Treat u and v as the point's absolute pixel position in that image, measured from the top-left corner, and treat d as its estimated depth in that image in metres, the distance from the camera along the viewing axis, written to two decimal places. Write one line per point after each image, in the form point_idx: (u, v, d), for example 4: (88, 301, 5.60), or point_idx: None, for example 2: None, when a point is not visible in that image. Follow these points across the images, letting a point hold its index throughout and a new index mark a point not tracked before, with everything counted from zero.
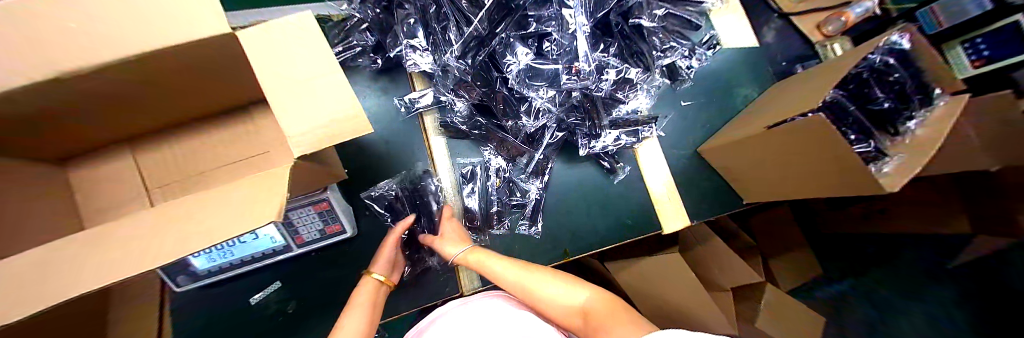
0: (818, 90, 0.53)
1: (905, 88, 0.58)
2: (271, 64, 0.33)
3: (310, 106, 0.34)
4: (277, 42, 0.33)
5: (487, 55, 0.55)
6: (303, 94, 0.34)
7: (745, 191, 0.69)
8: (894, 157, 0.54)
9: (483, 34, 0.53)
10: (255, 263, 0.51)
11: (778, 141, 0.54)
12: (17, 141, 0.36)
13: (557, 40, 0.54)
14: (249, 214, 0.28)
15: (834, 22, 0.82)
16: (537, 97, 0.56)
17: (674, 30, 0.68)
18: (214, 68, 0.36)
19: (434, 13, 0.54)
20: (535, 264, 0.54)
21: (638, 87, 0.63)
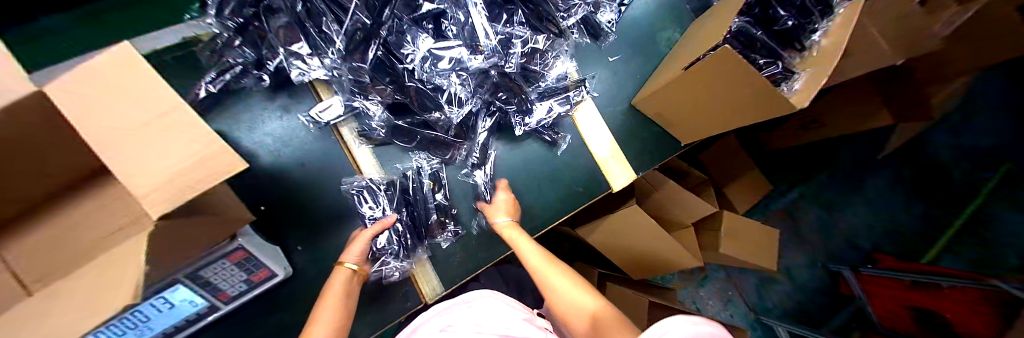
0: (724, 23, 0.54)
1: (805, 2, 0.60)
2: (90, 104, 0.23)
3: (165, 150, 0.24)
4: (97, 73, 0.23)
5: (382, 48, 0.50)
6: (151, 137, 0.25)
7: (683, 134, 0.71)
8: (803, 72, 0.56)
9: (368, 25, 0.47)
10: (180, 333, 0.46)
11: (698, 80, 0.55)
12: None
13: (454, 17, 0.51)
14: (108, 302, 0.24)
15: None
16: (450, 84, 0.53)
17: None
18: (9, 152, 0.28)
19: (308, 11, 0.47)
20: (559, 262, 0.54)
21: (555, 53, 0.61)
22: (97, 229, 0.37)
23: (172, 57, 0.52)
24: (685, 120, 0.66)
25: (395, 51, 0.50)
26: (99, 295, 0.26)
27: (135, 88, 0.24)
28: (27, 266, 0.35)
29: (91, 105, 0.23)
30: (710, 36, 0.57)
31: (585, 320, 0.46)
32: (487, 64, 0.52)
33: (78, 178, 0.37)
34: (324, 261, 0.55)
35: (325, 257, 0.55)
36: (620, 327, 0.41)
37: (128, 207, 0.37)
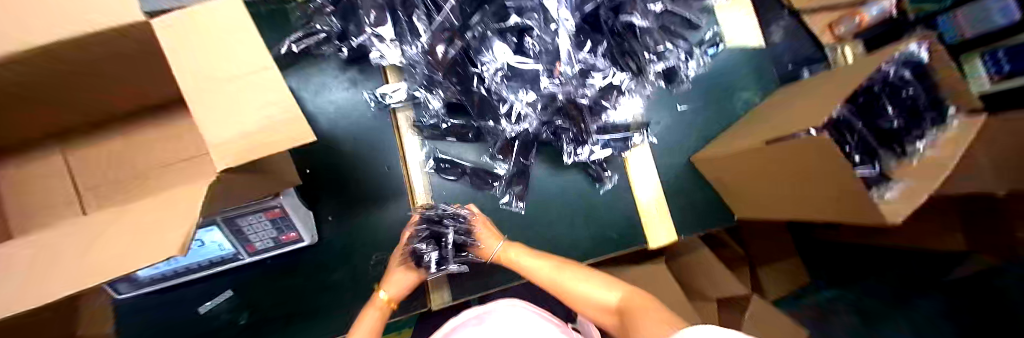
0: (823, 105, 0.49)
1: (918, 104, 0.53)
2: (190, 52, 0.25)
3: (238, 106, 0.25)
4: (193, 21, 0.25)
5: (460, 48, 0.49)
6: (227, 88, 0.25)
7: (739, 206, 0.66)
8: (899, 181, 0.51)
9: (454, 26, 0.47)
10: (203, 270, 0.48)
11: (775, 157, 0.50)
12: None
13: (539, 36, 0.49)
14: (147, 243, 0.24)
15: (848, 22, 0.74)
16: (516, 100, 0.50)
17: (671, 30, 0.60)
18: (117, 72, 0.30)
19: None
20: (568, 261, 0.50)
21: (628, 93, 0.58)
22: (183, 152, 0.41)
23: (266, 9, 0.55)
24: (747, 192, 0.61)
25: (472, 55, 0.49)
26: (146, 229, 0.26)
27: (220, 38, 0.25)
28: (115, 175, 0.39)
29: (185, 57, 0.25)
30: (801, 110, 0.52)
31: (612, 315, 0.44)
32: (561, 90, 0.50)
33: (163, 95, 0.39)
34: (349, 238, 0.55)
35: (351, 234, 0.55)
36: (652, 308, 0.39)
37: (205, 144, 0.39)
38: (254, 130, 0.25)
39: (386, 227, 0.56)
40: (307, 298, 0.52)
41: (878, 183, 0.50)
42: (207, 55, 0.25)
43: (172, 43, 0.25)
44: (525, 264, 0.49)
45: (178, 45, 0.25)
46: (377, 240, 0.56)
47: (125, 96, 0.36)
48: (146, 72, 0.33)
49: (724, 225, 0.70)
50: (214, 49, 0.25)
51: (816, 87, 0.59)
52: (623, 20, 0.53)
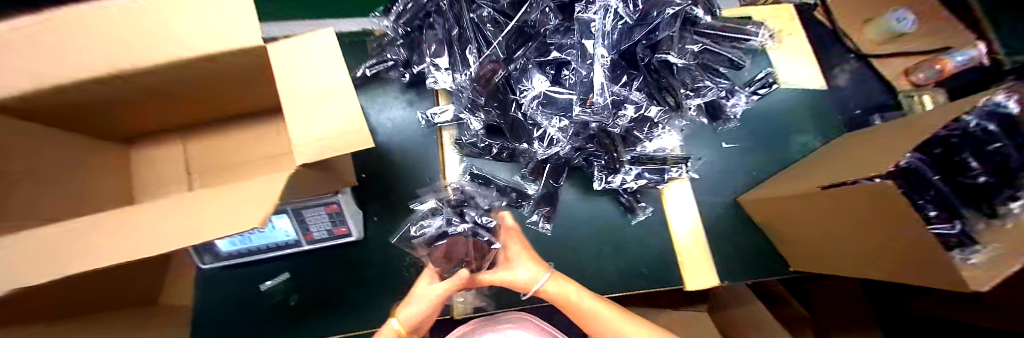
0: (887, 151, 0.44)
1: (1011, 161, 0.41)
2: (290, 72, 0.33)
3: (317, 111, 0.32)
4: (296, 50, 0.33)
5: (503, 78, 0.54)
6: (313, 97, 0.32)
7: (793, 253, 0.59)
8: (989, 247, 0.39)
9: (501, 59, 0.52)
10: (270, 252, 0.56)
11: (832, 205, 0.45)
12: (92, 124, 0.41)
13: (575, 69, 0.52)
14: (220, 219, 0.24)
15: (927, 69, 0.71)
16: (550, 126, 0.53)
17: (710, 68, 0.61)
18: (241, 80, 0.39)
19: (457, 34, 0.55)
20: (631, 313, 0.48)
21: (662, 126, 0.58)
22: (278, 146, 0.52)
23: (350, 41, 0.68)
24: (808, 242, 0.54)
25: (513, 84, 0.54)
26: None
27: (314, 62, 0.33)
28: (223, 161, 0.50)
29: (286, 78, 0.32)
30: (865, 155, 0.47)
31: None
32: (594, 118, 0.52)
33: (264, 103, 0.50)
34: (388, 238, 0.60)
35: (390, 236, 0.60)
36: None
37: None
38: (329, 130, 0.31)
39: None
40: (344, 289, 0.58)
41: (962, 244, 0.39)
42: (304, 73, 0.32)
43: (280, 65, 0.32)
44: (587, 309, 0.46)
45: (283, 67, 0.32)
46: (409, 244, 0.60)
47: (241, 102, 0.47)
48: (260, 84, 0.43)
49: (775, 275, 0.63)
50: (309, 69, 0.33)
51: (886, 132, 0.53)
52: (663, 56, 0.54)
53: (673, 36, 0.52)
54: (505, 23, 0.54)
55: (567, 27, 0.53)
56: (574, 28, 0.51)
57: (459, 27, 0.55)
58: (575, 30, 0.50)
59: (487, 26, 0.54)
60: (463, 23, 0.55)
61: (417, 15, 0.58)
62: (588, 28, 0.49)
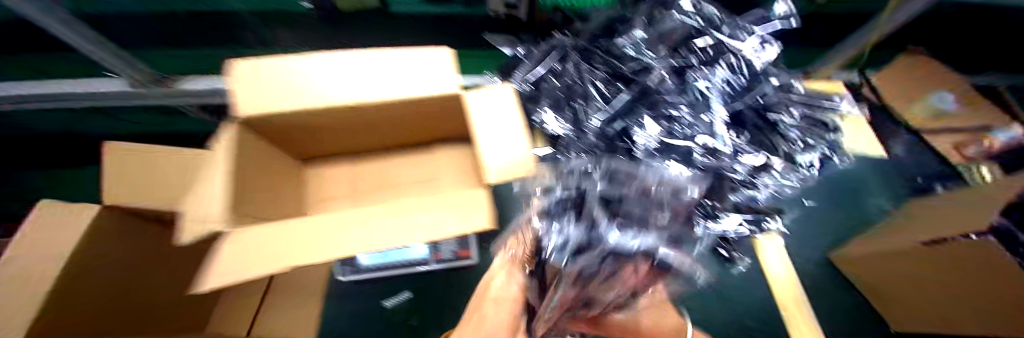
0: (969, 216, 0.51)
1: None
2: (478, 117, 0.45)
3: (497, 146, 0.42)
4: (480, 102, 0.47)
5: (619, 126, 0.58)
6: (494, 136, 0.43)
7: (894, 317, 0.63)
8: None
9: (618, 111, 0.58)
10: (400, 270, 0.66)
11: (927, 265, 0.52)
12: (275, 135, 0.46)
13: (689, 121, 0.55)
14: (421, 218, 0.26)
15: (976, 145, 0.80)
16: (665, 171, 0.55)
17: (824, 124, 0.59)
18: (448, 110, 0.51)
19: (576, 89, 0.65)
20: None
21: (777, 179, 0.56)
22: (428, 168, 0.61)
23: None
24: (908, 304, 0.59)
25: (629, 131, 0.58)
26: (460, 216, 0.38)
27: (491, 110, 0.46)
28: (390, 178, 0.60)
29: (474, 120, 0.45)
30: (960, 219, 0.52)
31: None
32: (714, 166, 0.53)
33: (429, 135, 0.61)
34: None
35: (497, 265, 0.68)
36: None
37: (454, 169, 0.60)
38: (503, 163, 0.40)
39: None
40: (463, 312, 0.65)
41: None
42: (488, 120, 0.45)
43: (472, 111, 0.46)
44: None
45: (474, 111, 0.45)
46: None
47: (418, 131, 0.59)
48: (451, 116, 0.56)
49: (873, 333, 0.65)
50: (489, 117, 0.45)
51: (955, 203, 0.59)
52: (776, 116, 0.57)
53: (782, 98, 0.55)
54: (620, 82, 0.62)
55: (679, 85, 0.57)
56: (689, 87, 0.56)
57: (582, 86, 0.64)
58: (690, 89, 0.56)
59: (604, 84, 0.63)
60: (586, 83, 0.64)
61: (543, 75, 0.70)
62: (704, 89, 0.56)
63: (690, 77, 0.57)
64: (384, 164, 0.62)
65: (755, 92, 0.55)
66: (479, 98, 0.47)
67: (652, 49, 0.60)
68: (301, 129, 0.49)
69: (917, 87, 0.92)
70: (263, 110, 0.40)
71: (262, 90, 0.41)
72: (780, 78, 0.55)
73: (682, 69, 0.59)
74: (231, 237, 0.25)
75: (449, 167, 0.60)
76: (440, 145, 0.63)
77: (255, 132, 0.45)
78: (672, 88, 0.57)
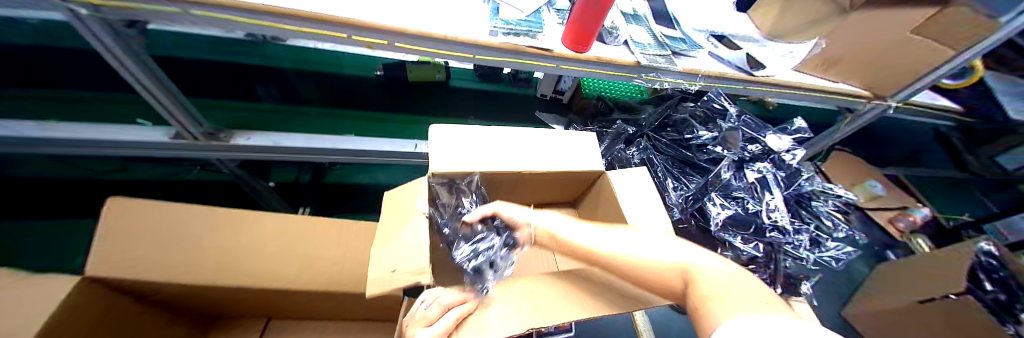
0: (940, 278, 0.78)
1: None
2: (625, 194, 0.54)
3: (649, 219, 0.52)
4: (624, 181, 0.56)
5: (697, 205, 0.76)
6: (641, 209, 0.53)
7: None
8: None
9: (696, 192, 0.76)
10: None
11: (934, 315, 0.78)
12: (463, 191, 0.53)
13: (751, 203, 0.74)
14: (523, 310, 0.39)
15: (903, 220, 1.09)
16: (734, 240, 0.73)
17: (840, 207, 0.80)
18: (589, 183, 0.61)
19: (653, 170, 0.82)
20: None
21: (818, 251, 0.74)
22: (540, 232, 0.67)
23: None
24: None
25: (704, 209, 0.76)
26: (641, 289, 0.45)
27: (640, 190, 0.56)
28: None
29: (632, 196, 0.55)
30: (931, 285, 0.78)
31: None
32: (777, 239, 0.72)
33: (543, 199, 0.67)
34: None
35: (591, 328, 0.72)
36: None
37: None
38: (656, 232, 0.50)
39: None
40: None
41: None
42: (636, 197, 0.55)
43: (621, 190, 0.54)
44: None
45: (622, 190, 0.55)
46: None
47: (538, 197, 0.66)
48: (576, 187, 0.64)
49: None
50: (636, 195, 0.55)
51: (917, 267, 0.86)
52: (810, 204, 0.78)
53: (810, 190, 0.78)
54: (687, 168, 0.82)
55: (740, 175, 0.77)
56: (748, 176, 0.76)
57: (660, 168, 0.82)
58: (749, 178, 0.75)
59: (676, 170, 0.82)
60: (663, 165, 0.82)
61: (617, 156, 0.88)
62: (760, 182, 0.75)
63: (746, 169, 0.77)
64: None
65: (794, 185, 0.77)
66: (621, 175, 0.57)
67: (717, 145, 0.80)
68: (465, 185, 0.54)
69: (853, 174, 1.26)
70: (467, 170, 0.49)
71: (467, 156, 0.51)
72: (808, 175, 0.79)
73: (738, 162, 0.78)
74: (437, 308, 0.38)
75: None
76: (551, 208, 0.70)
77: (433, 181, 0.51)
78: (734, 176, 0.76)
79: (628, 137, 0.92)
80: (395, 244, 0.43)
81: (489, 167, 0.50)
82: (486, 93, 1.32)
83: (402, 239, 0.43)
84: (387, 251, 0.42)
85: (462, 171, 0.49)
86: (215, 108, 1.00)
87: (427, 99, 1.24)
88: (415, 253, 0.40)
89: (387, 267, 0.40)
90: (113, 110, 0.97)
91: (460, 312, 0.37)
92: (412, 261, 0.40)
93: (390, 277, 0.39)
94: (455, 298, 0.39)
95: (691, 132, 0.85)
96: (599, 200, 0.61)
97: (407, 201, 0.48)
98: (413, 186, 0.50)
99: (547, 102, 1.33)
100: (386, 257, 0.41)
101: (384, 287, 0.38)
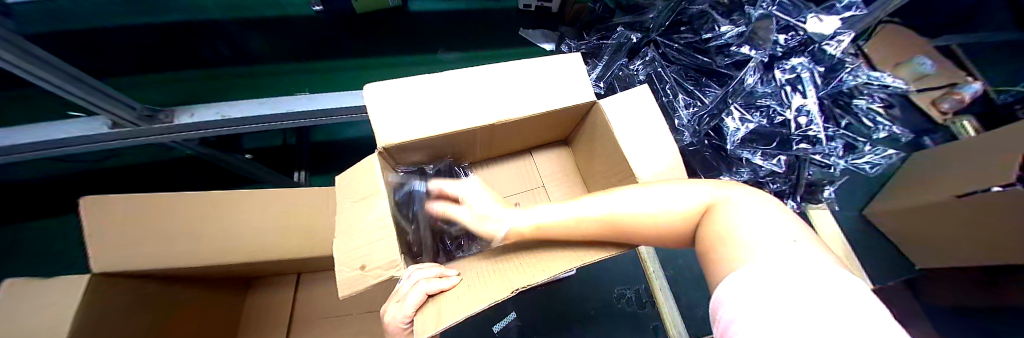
0: (993, 166, 0.69)
1: None
2: (620, 125, 0.44)
3: (646, 152, 0.43)
4: (620, 108, 0.45)
5: (712, 126, 0.66)
6: (639, 141, 0.43)
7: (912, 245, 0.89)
8: None
9: (713, 109, 0.65)
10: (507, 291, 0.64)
11: (965, 207, 0.72)
12: (429, 148, 0.45)
13: (775, 111, 0.63)
14: (503, 280, 0.30)
15: (948, 100, 0.96)
16: (753, 157, 0.64)
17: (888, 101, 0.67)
18: (583, 118, 0.51)
19: (657, 88, 0.71)
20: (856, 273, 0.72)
21: (849, 156, 0.66)
22: (531, 179, 0.60)
23: None
24: (929, 233, 0.83)
25: (720, 129, 0.66)
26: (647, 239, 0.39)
27: (646, 117, 0.45)
28: (499, 191, 0.59)
29: (634, 127, 0.44)
30: (980, 177, 0.70)
31: None
32: (804, 151, 0.63)
33: (531, 143, 0.58)
34: (598, 269, 0.72)
35: (596, 265, 0.72)
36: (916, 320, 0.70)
37: (557, 180, 0.60)
38: (658, 168, 0.42)
39: (613, 259, 0.73)
40: (569, 320, 0.67)
41: None
42: (637, 129, 0.44)
43: (616, 122, 0.44)
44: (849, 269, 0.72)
45: (618, 122, 0.44)
46: (616, 277, 0.72)
47: (524, 142, 0.56)
48: (567, 124, 0.53)
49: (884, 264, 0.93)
50: (633, 125, 0.44)
51: (967, 153, 0.78)
52: (851, 102, 0.66)
53: (855, 86, 0.64)
54: (701, 80, 0.70)
55: (768, 78, 0.64)
56: (778, 78, 0.62)
57: (667, 84, 0.70)
58: (778, 80, 0.62)
59: (688, 84, 0.70)
60: (673, 79, 0.70)
61: (618, 74, 0.74)
62: (795, 83, 0.62)
63: (776, 70, 0.63)
64: (488, 174, 0.60)
65: (834, 83, 0.63)
66: (617, 102, 0.45)
67: (743, 44, 0.64)
68: (424, 149, 0.45)
69: (899, 50, 1.06)
70: (429, 135, 0.40)
71: (419, 110, 0.40)
72: (853, 65, 0.62)
73: (767, 62, 0.64)
74: (404, 289, 0.32)
75: (546, 173, 0.60)
76: (542, 150, 0.61)
77: (390, 162, 0.44)
78: (760, 81, 0.62)
79: (631, 48, 0.76)
80: (358, 236, 0.34)
81: (449, 126, 0.40)
82: (457, 14, 1.10)
83: (362, 228, 0.35)
84: (353, 243, 0.34)
85: (421, 138, 0.39)
86: (169, 88, 0.92)
87: (388, 37, 1.05)
88: (378, 244, 0.33)
89: (355, 265, 0.33)
90: (45, 105, 0.87)
91: (428, 286, 0.31)
92: (379, 253, 0.33)
93: (361, 276, 0.32)
94: (436, 271, 0.34)
95: (711, 29, 0.69)
96: (593, 135, 0.50)
97: (360, 185, 0.37)
98: (363, 163, 0.38)
99: (532, 15, 1.10)
100: (348, 252, 0.34)
101: (354, 287, 0.32)
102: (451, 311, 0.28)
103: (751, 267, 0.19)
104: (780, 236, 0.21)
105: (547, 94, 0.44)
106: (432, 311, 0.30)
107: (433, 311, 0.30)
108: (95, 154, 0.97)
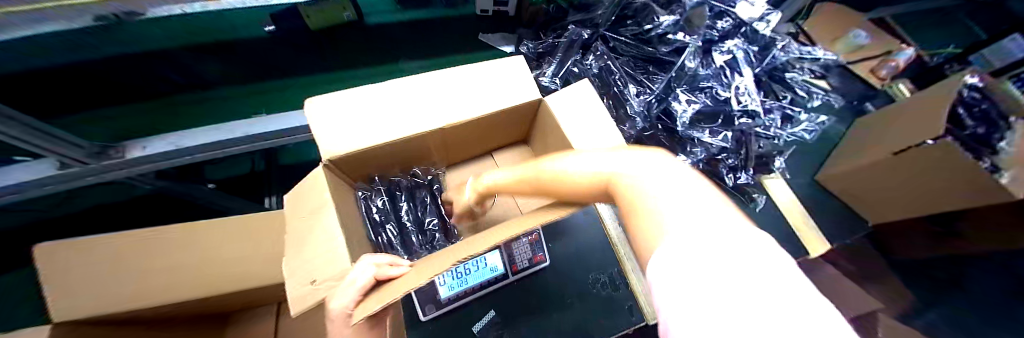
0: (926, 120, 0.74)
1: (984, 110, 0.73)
2: (567, 119, 0.46)
3: (592, 135, 0.44)
4: (566, 103, 0.47)
5: (661, 110, 0.69)
6: (583, 128, 0.45)
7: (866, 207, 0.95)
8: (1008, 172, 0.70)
9: (660, 92, 0.68)
10: (484, 289, 0.67)
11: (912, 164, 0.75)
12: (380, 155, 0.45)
13: (715, 90, 0.67)
14: (451, 255, 0.30)
15: (886, 67, 1.03)
16: (702, 135, 0.67)
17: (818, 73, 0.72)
18: (534, 117, 0.53)
19: (609, 78, 0.73)
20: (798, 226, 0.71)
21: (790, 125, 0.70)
22: None
23: None
24: None
25: (669, 112, 0.69)
26: None
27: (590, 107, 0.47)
28: None
29: (578, 116, 0.46)
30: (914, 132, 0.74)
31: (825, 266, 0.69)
32: (748, 125, 0.67)
33: (490, 145, 0.59)
34: (572, 261, 0.73)
35: (570, 257, 0.73)
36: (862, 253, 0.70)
37: None
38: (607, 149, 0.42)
39: (584, 248, 0.74)
40: (546, 312, 0.68)
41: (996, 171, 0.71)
42: (580, 119, 0.45)
43: (559, 113, 0.46)
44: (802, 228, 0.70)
45: (562, 114, 0.46)
46: (591, 264, 0.72)
47: (484, 145, 0.58)
48: (520, 125, 0.55)
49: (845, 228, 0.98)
50: (579, 117, 0.45)
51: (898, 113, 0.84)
52: (786, 76, 0.70)
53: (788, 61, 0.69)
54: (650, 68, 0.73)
55: (706, 61, 0.68)
56: (713, 60, 0.67)
57: (620, 74, 0.73)
58: (714, 62, 0.67)
59: (637, 73, 0.72)
60: (623, 70, 0.73)
61: (573, 70, 0.77)
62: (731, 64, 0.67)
63: (714, 53, 0.67)
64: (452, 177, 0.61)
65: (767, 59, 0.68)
66: (562, 98, 0.47)
67: (679, 31, 0.70)
68: (377, 160, 0.47)
69: (838, 25, 1.14)
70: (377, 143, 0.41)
71: (360, 119, 0.40)
72: (783, 43, 0.68)
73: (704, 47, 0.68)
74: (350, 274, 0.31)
75: None
76: (502, 151, 0.62)
77: (343, 175, 0.45)
78: (700, 64, 0.67)
79: (584, 43, 0.79)
80: (308, 249, 0.34)
81: (397, 132, 0.41)
82: (418, 26, 1.11)
83: (312, 241, 0.34)
84: (304, 258, 0.33)
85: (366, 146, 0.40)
86: (128, 126, 0.90)
87: (350, 53, 1.05)
88: (329, 247, 0.33)
89: (306, 279, 0.32)
90: None
91: (377, 270, 0.32)
92: (329, 265, 0.32)
93: (311, 290, 0.31)
94: (388, 259, 0.34)
95: (651, 20, 0.73)
96: (545, 133, 0.52)
97: (311, 201, 0.37)
98: (310, 179, 0.38)
99: (491, 20, 1.12)
100: (297, 267, 0.33)
101: (305, 303, 0.31)
102: (404, 283, 0.28)
103: (671, 245, 0.17)
104: (682, 201, 0.20)
105: (493, 93, 0.45)
106: (379, 294, 0.29)
107: (379, 295, 0.29)
108: (52, 200, 0.93)
